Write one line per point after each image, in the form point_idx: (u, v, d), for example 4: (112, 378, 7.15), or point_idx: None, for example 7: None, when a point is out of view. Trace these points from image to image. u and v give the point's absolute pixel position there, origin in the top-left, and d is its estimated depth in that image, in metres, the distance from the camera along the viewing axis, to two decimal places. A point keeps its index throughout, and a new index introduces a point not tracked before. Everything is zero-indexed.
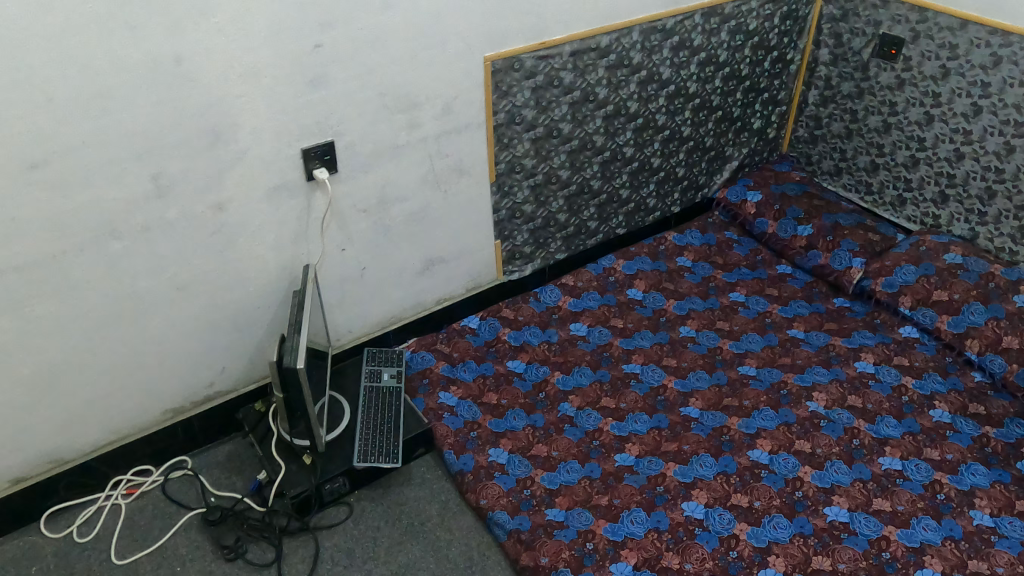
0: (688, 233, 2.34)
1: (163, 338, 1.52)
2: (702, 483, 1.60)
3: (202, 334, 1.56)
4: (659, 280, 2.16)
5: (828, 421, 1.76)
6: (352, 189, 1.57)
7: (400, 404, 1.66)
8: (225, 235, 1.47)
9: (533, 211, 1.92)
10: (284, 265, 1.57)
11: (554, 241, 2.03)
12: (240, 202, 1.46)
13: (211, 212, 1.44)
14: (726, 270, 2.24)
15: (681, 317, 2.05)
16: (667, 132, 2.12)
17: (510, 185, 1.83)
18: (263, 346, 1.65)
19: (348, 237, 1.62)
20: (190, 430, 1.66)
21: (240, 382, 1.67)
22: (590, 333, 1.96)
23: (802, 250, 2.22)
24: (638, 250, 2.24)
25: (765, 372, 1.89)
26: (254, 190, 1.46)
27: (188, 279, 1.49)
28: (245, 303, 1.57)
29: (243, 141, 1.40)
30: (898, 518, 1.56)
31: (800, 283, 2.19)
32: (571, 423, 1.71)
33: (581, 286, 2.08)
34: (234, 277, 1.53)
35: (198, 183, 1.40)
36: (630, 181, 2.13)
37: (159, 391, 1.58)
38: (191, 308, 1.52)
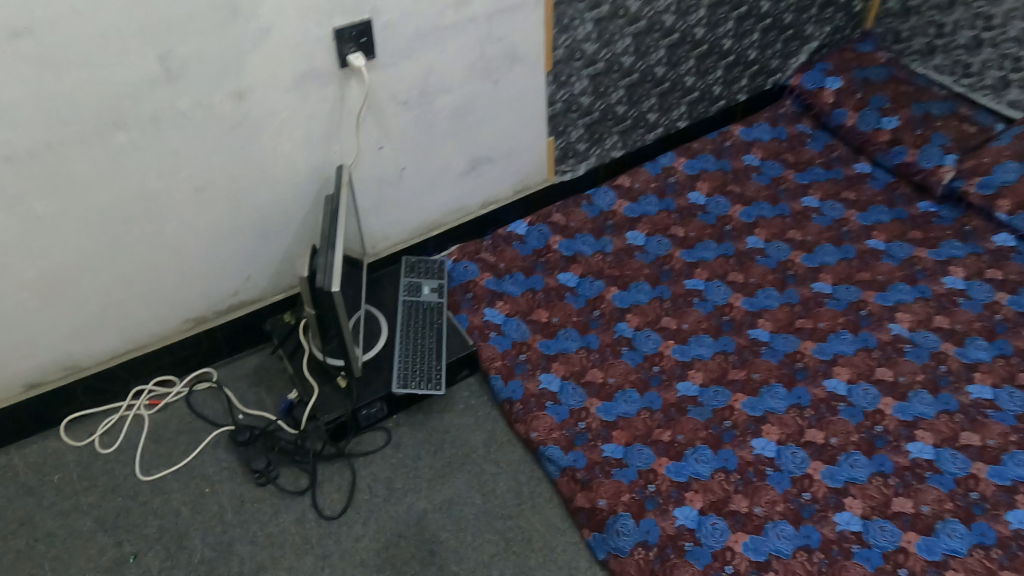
0: (756, 126, 2.08)
1: (183, 240, 1.35)
2: (773, 417, 1.45)
3: (225, 236, 1.38)
4: (724, 183, 1.91)
5: (913, 346, 1.57)
6: (391, 78, 1.36)
7: (444, 324, 1.52)
8: (248, 128, 1.27)
9: (591, 103, 1.69)
10: (313, 167, 1.38)
11: (610, 137, 1.80)
12: (263, 91, 1.24)
13: (230, 101, 1.23)
14: (800, 170, 1.99)
15: (750, 225, 1.83)
16: (744, 8, 1.84)
17: (568, 75, 1.60)
18: (293, 255, 1.48)
19: (385, 132, 1.42)
20: (215, 339, 1.51)
21: (268, 290, 1.51)
22: (648, 242, 1.76)
23: (885, 147, 1.97)
24: (702, 147, 1.98)
25: (842, 290, 1.69)
26: (281, 80, 1.25)
27: (208, 179, 1.29)
28: (271, 206, 1.39)
29: (266, 17, 1.17)
30: (988, 454, 1.39)
31: (880, 184, 1.95)
32: (628, 346, 1.56)
33: (638, 188, 1.86)
34: (260, 177, 1.34)
35: (213, 65, 1.18)
36: (699, 67, 1.86)
37: (180, 298, 1.42)
38: (212, 210, 1.34)
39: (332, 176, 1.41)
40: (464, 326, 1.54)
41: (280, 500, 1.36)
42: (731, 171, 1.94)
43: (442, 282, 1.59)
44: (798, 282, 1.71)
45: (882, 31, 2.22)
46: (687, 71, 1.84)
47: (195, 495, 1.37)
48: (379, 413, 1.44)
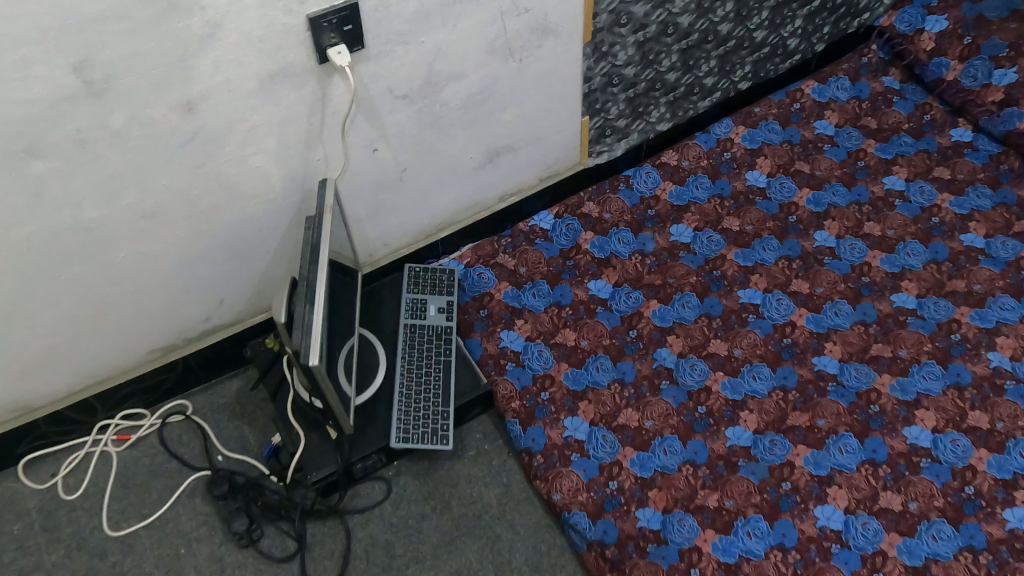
0: (833, 81, 1.74)
1: (137, 273, 1.11)
2: (841, 477, 1.23)
3: (190, 264, 1.15)
4: (792, 161, 1.60)
5: (1017, 382, 1.31)
6: (387, 68, 1.06)
7: (453, 356, 1.29)
8: (205, 144, 1.00)
9: (636, 74, 1.37)
10: (290, 181, 1.11)
11: (657, 108, 1.48)
12: (222, 98, 0.96)
13: (177, 115, 0.95)
14: (882, 141, 1.66)
15: (818, 216, 1.53)
16: None
17: (610, 43, 1.28)
18: (273, 273, 1.24)
19: (380, 129, 1.13)
20: (188, 367, 1.31)
21: (246, 313, 1.29)
22: (695, 239, 1.49)
23: (994, 108, 1.64)
24: (765, 113, 1.65)
25: (929, 306, 1.41)
26: (245, 83, 0.96)
27: (157, 205, 1.03)
28: (241, 226, 1.13)
29: (216, 6, 0.87)
30: None
31: (982, 158, 1.62)
32: (668, 380, 1.32)
33: (686, 168, 1.56)
34: (225, 196, 1.08)
35: (149, 74, 0.89)
36: (772, 19, 1.51)
37: (140, 329, 1.20)
38: (168, 238, 1.09)
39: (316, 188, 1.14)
40: (477, 356, 1.31)
41: (265, 567, 1.19)
42: (799, 144, 1.63)
43: (452, 300, 1.34)
44: (876, 294, 1.43)
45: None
46: (759, 24, 1.50)
47: (169, 556, 1.20)
48: (375, 463, 1.24)
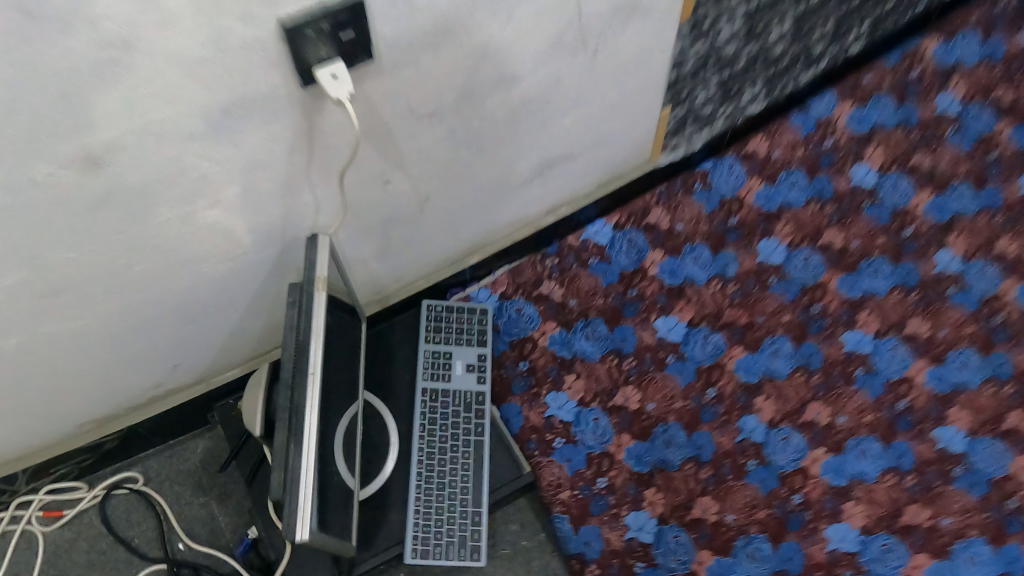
0: (965, 34, 1.26)
1: (47, 359, 0.79)
2: None
3: (120, 338, 0.82)
4: (911, 151, 1.18)
5: None
6: (409, 82, 0.70)
7: (486, 434, 0.98)
8: (126, 204, 0.65)
9: (738, 51, 0.98)
10: (263, 236, 0.78)
11: (753, 87, 1.08)
12: (146, 146, 0.61)
13: (76, 173, 0.60)
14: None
15: (943, 229, 1.12)
16: None
17: (715, 17, 0.90)
18: (243, 330, 0.92)
19: (397, 158, 0.78)
20: (134, 432, 1.01)
21: (209, 371, 0.98)
22: (789, 259, 1.12)
23: None
24: (877, 82, 1.23)
25: None
26: (182, 122, 0.61)
27: (61, 282, 0.70)
28: (195, 289, 0.80)
29: (123, 21, 0.51)
30: None
31: None
32: (756, 459, 1.02)
33: (778, 159, 1.18)
34: (166, 260, 0.74)
35: (14, 122, 0.54)
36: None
37: (59, 408, 0.89)
38: (87, 315, 0.76)
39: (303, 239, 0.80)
40: (516, 431, 1.03)
41: None
42: (917, 128, 1.19)
43: (486, 353, 1.03)
44: (1013, 341, 1.05)
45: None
46: None
47: None
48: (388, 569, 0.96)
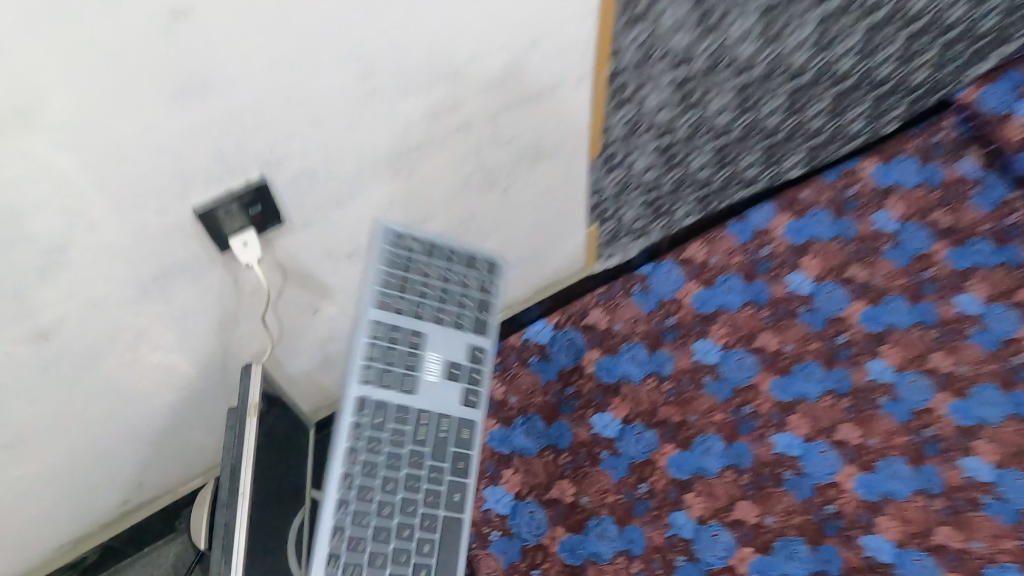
0: (897, 161, 1.28)
1: (33, 491, 0.90)
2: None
3: (90, 465, 0.94)
4: (843, 261, 1.22)
5: None
6: (321, 236, 0.81)
7: (472, 476, 0.68)
8: (74, 363, 0.77)
9: (657, 179, 1.05)
10: (205, 362, 0.89)
11: (682, 206, 1.15)
12: (86, 320, 0.73)
13: (30, 345, 0.72)
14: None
15: (877, 338, 1.16)
16: (954, 34, 1.12)
17: (626, 152, 0.96)
18: (201, 443, 1.05)
19: (323, 291, 0.88)
20: (111, 546, 1.12)
21: (172, 475, 1.09)
22: (724, 359, 1.18)
23: None
24: (813, 200, 1.27)
25: (1015, 484, 1.03)
26: (107, 291, 0.72)
27: (31, 430, 0.81)
28: (151, 413, 0.92)
29: (53, 234, 0.63)
30: None
31: None
32: (685, 554, 1.06)
33: (715, 266, 1.25)
34: (120, 397, 0.86)
35: None
36: (905, 53, 1.09)
37: (44, 530, 1.00)
38: (57, 452, 0.87)
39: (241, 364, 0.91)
40: None
41: None
42: (853, 242, 1.23)
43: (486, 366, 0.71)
44: (944, 455, 1.06)
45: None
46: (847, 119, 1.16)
47: None
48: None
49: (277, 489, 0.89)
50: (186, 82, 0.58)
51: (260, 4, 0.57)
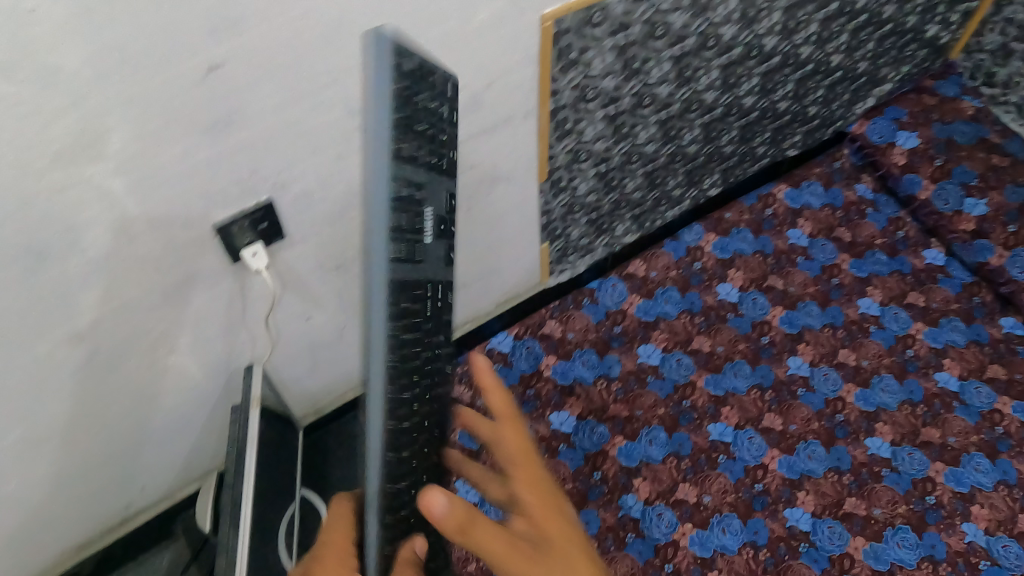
0: (806, 186, 1.49)
1: (53, 487, 1.00)
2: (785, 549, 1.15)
3: (102, 464, 1.04)
4: (765, 271, 1.40)
5: (993, 564, 1.12)
6: (312, 247, 0.96)
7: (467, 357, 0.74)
8: (104, 364, 0.89)
9: (598, 200, 1.22)
10: (211, 367, 1.02)
11: (620, 224, 1.32)
12: (116, 323, 0.86)
13: (68, 346, 0.84)
14: (931, 323, 1.34)
15: (794, 338, 1.33)
16: (837, 74, 1.33)
17: (568, 177, 1.14)
18: (199, 446, 1.16)
19: (312, 296, 1.04)
20: (110, 553, 1.21)
21: (170, 481, 1.20)
22: (664, 361, 1.32)
23: (965, 235, 1.39)
24: (736, 219, 1.45)
25: (904, 457, 1.21)
26: (138, 299, 0.85)
27: (59, 425, 0.92)
28: (159, 415, 1.03)
29: (102, 246, 0.76)
30: (949, 455, 1.21)
31: (954, 287, 1.38)
32: (635, 532, 1.17)
33: (654, 280, 1.39)
34: (135, 398, 0.97)
35: (24, 319, 0.77)
36: (796, 90, 1.30)
37: (53, 533, 1.09)
38: (76, 449, 0.98)
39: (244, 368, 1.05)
40: None
41: None
42: (771, 256, 1.41)
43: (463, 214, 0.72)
44: (850, 437, 1.24)
45: (969, 67, 1.56)
46: (753, 144, 1.36)
47: None
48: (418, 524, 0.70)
49: (271, 478, 1.04)
50: (216, 118, 0.73)
51: (276, 65, 0.73)
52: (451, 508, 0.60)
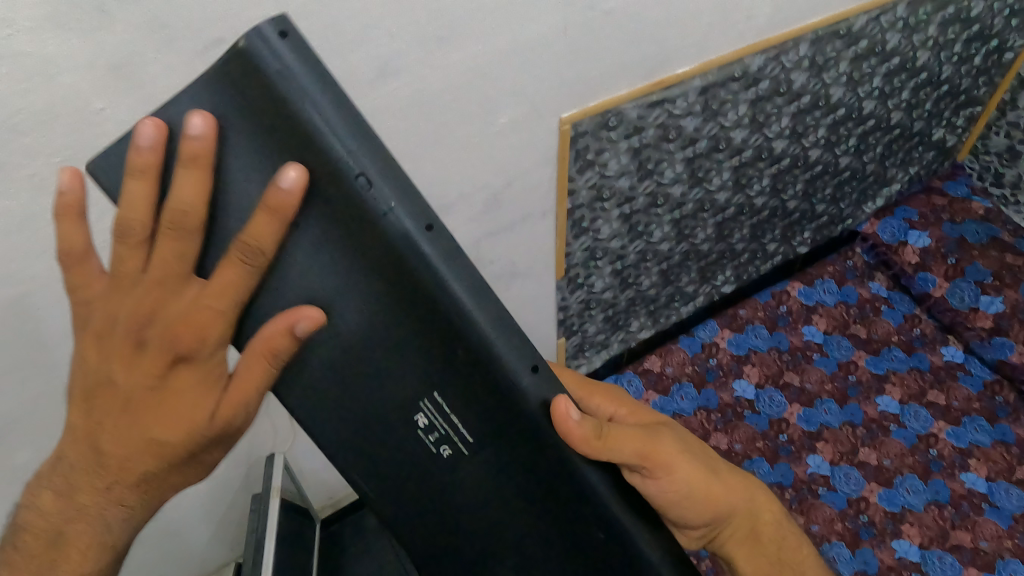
0: (819, 284, 1.51)
1: None
2: None
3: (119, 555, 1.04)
4: (781, 368, 1.39)
5: None
6: None
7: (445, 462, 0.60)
8: None
9: (614, 295, 1.25)
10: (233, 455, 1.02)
11: (636, 319, 1.34)
12: None
13: None
14: (953, 422, 1.32)
15: (812, 436, 1.32)
16: (846, 175, 1.37)
17: (586, 274, 1.16)
18: (215, 537, 1.15)
19: None
20: None
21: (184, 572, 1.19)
22: None
23: (983, 333, 1.39)
24: (750, 316, 1.47)
25: (934, 561, 1.16)
26: None
27: None
28: (179, 506, 1.03)
29: None
30: (981, 559, 1.16)
31: (974, 385, 1.37)
32: None
33: (671, 375, 1.39)
34: None
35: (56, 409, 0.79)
36: (806, 189, 1.33)
37: None
38: None
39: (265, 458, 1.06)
40: None
41: None
42: (787, 352, 1.41)
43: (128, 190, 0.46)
44: (876, 539, 1.19)
45: (977, 168, 1.60)
46: (766, 240, 1.39)
47: None
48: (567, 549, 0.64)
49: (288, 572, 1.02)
50: None
51: None
52: (581, 421, 0.57)
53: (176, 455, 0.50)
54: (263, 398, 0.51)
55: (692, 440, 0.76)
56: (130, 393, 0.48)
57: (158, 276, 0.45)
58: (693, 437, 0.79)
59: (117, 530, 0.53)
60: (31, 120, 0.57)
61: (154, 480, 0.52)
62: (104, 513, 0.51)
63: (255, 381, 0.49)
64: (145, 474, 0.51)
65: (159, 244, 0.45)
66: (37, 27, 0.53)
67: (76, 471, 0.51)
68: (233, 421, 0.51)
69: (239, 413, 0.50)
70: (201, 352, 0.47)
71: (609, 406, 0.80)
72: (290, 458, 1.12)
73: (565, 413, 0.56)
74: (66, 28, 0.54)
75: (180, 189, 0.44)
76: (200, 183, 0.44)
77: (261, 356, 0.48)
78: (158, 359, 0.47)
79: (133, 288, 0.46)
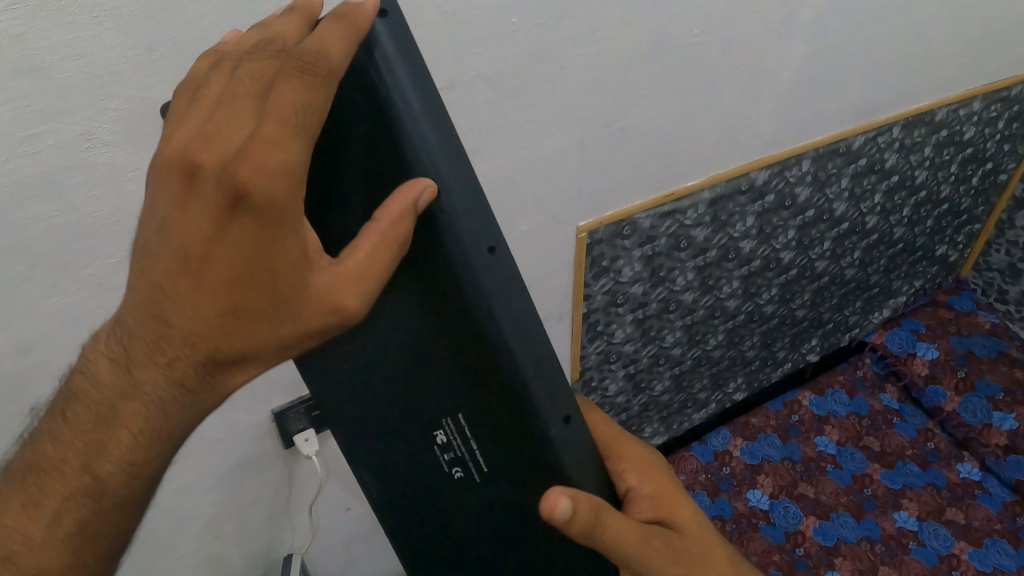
0: (831, 394, 1.51)
1: None
2: None
3: None
4: (795, 479, 1.38)
5: None
6: None
7: (445, 458, 0.63)
8: (150, 544, 0.92)
9: (626, 400, 1.26)
10: (251, 559, 1.07)
11: (650, 426, 1.34)
12: (169, 503, 0.89)
13: None
14: (975, 543, 1.29)
15: (829, 550, 1.28)
16: (853, 286, 1.41)
17: (600, 378, 1.18)
18: None
19: (354, 484, 1.09)
20: None
21: None
22: None
23: (998, 450, 1.39)
24: (763, 424, 1.45)
25: None
26: (194, 481, 0.89)
27: None
28: None
29: None
30: None
31: (994, 505, 1.35)
32: None
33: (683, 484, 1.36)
34: None
35: None
36: (813, 299, 1.36)
37: None
38: None
39: (281, 559, 1.09)
40: None
41: None
42: (800, 462, 1.40)
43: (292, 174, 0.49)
44: None
45: (980, 284, 1.64)
46: (778, 347, 1.41)
47: None
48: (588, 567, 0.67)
49: None
50: None
51: None
52: (572, 522, 0.53)
53: (251, 336, 0.43)
54: (376, 282, 0.46)
55: (700, 553, 0.64)
56: (191, 247, 0.42)
57: (242, 116, 0.41)
58: (706, 541, 0.66)
59: (178, 422, 0.46)
60: (96, 224, 0.61)
61: (221, 368, 0.45)
62: (165, 398, 0.45)
63: (378, 265, 0.45)
64: (214, 353, 0.44)
65: (280, 86, 0.39)
66: (112, 141, 0.58)
67: (139, 338, 0.44)
68: (327, 305, 0.44)
69: (339, 294, 0.44)
70: (272, 203, 0.39)
71: (633, 472, 0.66)
72: (307, 557, 1.15)
73: (554, 510, 0.52)
74: (138, 143, 0.59)
75: (294, 32, 0.43)
76: (300, 26, 0.44)
77: (387, 242, 0.45)
78: (217, 199, 0.40)
79: (216, 117, 0.41)
